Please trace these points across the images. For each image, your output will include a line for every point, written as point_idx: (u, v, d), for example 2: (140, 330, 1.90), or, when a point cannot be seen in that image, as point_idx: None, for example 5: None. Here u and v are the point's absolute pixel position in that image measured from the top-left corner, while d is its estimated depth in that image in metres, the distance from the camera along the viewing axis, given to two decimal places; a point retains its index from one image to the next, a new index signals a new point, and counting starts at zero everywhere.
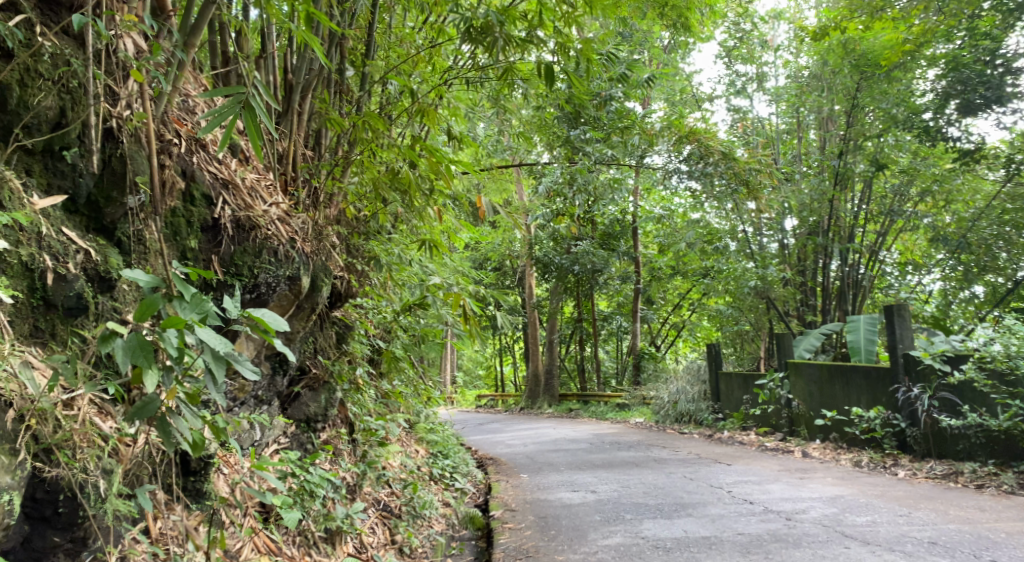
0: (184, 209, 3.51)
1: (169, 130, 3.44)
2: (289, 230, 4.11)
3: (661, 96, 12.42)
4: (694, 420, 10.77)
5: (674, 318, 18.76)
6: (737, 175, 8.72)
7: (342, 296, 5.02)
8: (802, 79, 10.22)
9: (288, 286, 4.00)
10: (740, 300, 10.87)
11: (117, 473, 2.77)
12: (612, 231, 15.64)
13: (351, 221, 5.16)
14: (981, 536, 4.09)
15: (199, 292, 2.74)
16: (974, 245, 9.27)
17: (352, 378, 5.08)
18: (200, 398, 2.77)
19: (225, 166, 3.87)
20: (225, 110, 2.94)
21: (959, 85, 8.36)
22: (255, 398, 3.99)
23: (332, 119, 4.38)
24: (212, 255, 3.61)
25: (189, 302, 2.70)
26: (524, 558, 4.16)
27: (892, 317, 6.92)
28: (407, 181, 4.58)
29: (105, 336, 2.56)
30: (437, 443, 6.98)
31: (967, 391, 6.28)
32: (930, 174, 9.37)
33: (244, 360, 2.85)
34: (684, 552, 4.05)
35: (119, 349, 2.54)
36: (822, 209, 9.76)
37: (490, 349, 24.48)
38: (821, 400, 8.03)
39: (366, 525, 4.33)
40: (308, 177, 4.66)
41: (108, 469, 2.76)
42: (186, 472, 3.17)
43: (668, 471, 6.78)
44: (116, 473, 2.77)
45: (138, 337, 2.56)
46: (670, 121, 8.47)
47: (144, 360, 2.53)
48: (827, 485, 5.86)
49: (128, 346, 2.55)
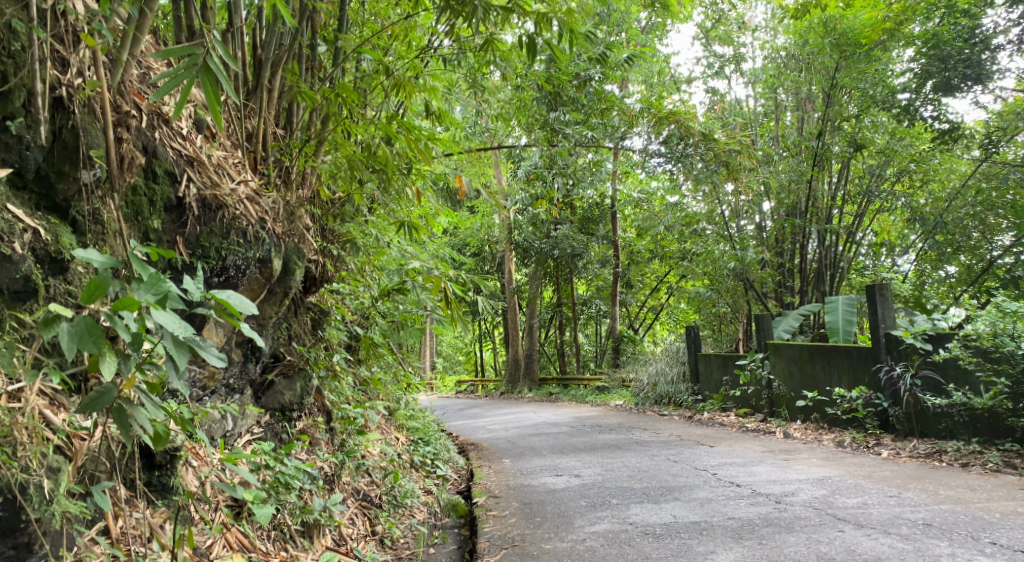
0: (147, 187, 3.32)
1: (127, 102, 3.20)
2: (258, 209, 3.91)
3: (639, 78, 12.23)
4: (673, 402, 10.69)
5: (652, 301, 18.68)
6: (717, 156, 8.54)
7: (318, 280, 4.77)
8: (780, 59, 10.12)
9: (258, 269, 3.81)
10: (718, 281, 10.79)
11: (65, 472, 2.58)
12: (590, 215, 15.32)
13: (325, 203, 4.96)
14: (976, 517, 4.01)
15: (157, 271, 2.54)
16: (950, 225, 9.24)
17: (328, 366, 4.92)
18: (162, 387, 2.57)
19: (189, 142, 3.66)
20: (182, 72, 2.72)
21: (938, 63, 8.26)
22: (225, 387, 3.84)
23: (303, 93, 4.17)
24: (176, 236, 3.43)
25: (146, 282, 2.49)
26: (510, 547, 4.03)
27: (874, 297, 6.83)
28: (383, 158, 4.38)
29: (47, 320, 2.37)
30: (417, 430, 6.81)
31: (950, 369, 6.24)
32: (907, 155, 9.43)
33: (209, 346, 2.65)
34: (675, 538, 3.93)
35: (65, 334, 2.35)
36: (801, 190, 9.66)
37: (468, 336, 24.31)
38: (801, 381, 7.99)
39: (344, 517, 4.18)
40: (279, 157, 4.47)
41: (55, 467, 2.56)
42: (151, 467, 3.01)
43: (651, 454, 6.69)
44: (64, 471, 2.58)
45: (86, 321, 2.37)
46: (649, 102, 8.34)
47: (92, 346, 2.34)
48: (813, 466, 5.79)
49: (74, 331, 2.36)
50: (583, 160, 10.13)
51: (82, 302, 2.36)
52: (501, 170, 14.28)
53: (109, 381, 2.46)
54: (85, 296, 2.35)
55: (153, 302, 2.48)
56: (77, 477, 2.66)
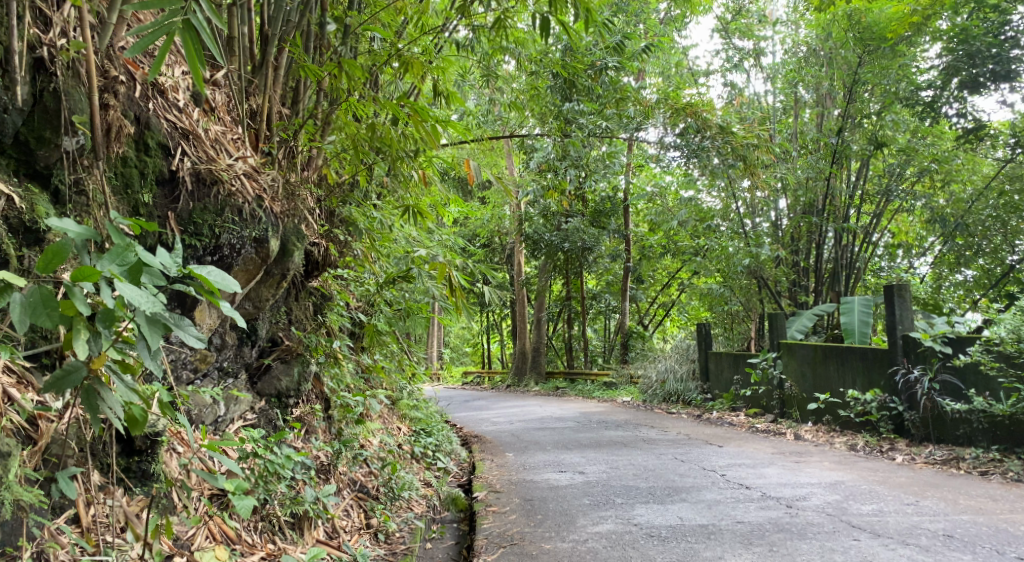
0: (138, 159, 3.19)
1: (116, 67, 3.09)
2: (256, 186, 3.72)
3: (655, 69, 11.89)
4: (682, 399, 10.50)
5: (662, 298, 18.45)
6: (734, 150, 8.22)
7: (320, 264, 4.61)
8: (800, 53, 9.88)
9: (254, 249, 3.62)
10: (732, 278, 10.56)
11: (14, 458, 2.39)
12: (602, 209, 15.07)
13: (331, 185, 4.82)
14: (1000, 529, 3.82)
15: (127, 243, 2.40)
16: (972, 227, 9.04)
17: (329, 352, 4.78)
18: (135, 368, 2.43)
19: (186, 115, 3.51)
20: (164, 24, 2.54)
21: (968, 59, 8.06)
22: (218, 371, 3.72)
23: (307, 67, 3.97)
24: (168, 212, 3.29)
25: (113, 252, 2.36)
26: (509, 545, 3.87)
27: (892, 297, 6.64)
28: (388, 139, 4.18)
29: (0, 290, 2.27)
30: (420, 421, 6.65)
31: (970, 374, 6.02)
32: (928, 153, 9.01)
33: (187, 325, 2.49)
34: (681, 542, 3.75)
35: (16, 304, 2.24)
36: (819, 187, 9.41)
37: (476, 327, 24.12)
38: (814, 382, 7.79)
39: (339, 509, 4.04)
40: (283, 135, 4.28)
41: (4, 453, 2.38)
42: (130, 452, 2.87)
43: (658, 452, 6.51)
44: (15, 457, 2.40)
45: (40, 291, 2.27)
46: (667, 94, 8.08)
47: (44, 320, 2.24)
48: (825, 469, 5.61)
49: (27, 303, 2.25)
50: (596, 151, 9.92)
51: (37, 272, 2.27)
52: (512, 160, 14.08)
53: (78, 359, 2.35)
54: (41, 265, 2.26)
55: (119, 274, 2.34)
56: (36, 463, 2.52)
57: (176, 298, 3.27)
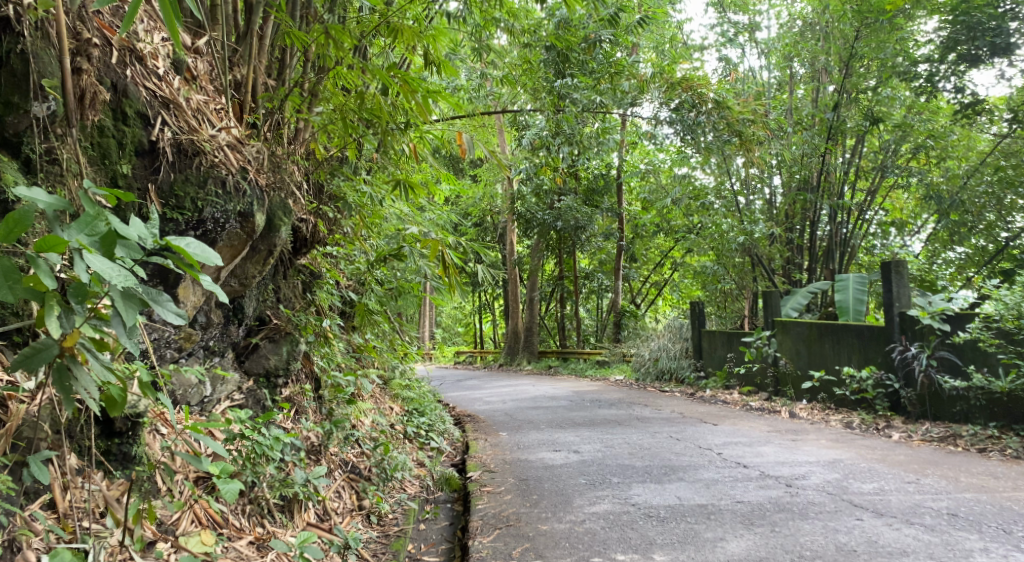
0: (115, 128, 3.09)
1: (89, 29, 2.99)
2: (240, 158, 3.58)
3: (649, 43, 11.73)
4: (674, 377, 10.43)
5: (655, 277, 18.34)
6: (730, 125, 7.82)
7: (308, 240, 4.49)
8: (797, 28, 9.75)
9: (239, 224, 3.45)
10: (725, 256, 10.47)
11: None
12: (595, 187, 14.99)
13: (318, 159, 4.68)
14: (1005, 508, 3.75)
15: (99, 214, 2.29)
16: (967, 203, 8.92)
17: (318, 331, 4.65)
18: (109, 347, 2.32)
19: (167, 84, 3.38)
20: None
21: (967, 31, 7.71)
22: (203, 350, 3.61)
23: (292, 34, 3.82)
24: (148, 184, 3.17)
25: (81, 223, 2.24)
26: (505, 527, 3.78)
27: (890, 274, 6.56)
28: (378, 110, 4.04)
29: None
30: (412, 401, 6.54)
31: (968, 351, 5.97)
32: (924, 130, 8.90)
33: (166, 302, 2.38)
34: (680, 522, 3.67)
35: None
36: (814, 163, 9.28)
37: (468, 307, 23.99)
38: (809, 359, 7.73)
39: (330, 491, 3.94)
40: (268, 106, 4.11)
41: None
42: (110, 434, 2.77)
43: (653, 431, 6.44)
44: None
45: (3, 263, 2.15)
46: (662, 68, 7.83)
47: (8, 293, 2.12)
48: (823, 447, 5.55)
49: None
50: (590, 128, 9.76)
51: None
52: (504, 139, 13.93)
53: (48, 337, 2.23)
54: (4, 235, 2.14)
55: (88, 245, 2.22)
56: (6, 447, 2.38)
57: (158, 274, 3.15)
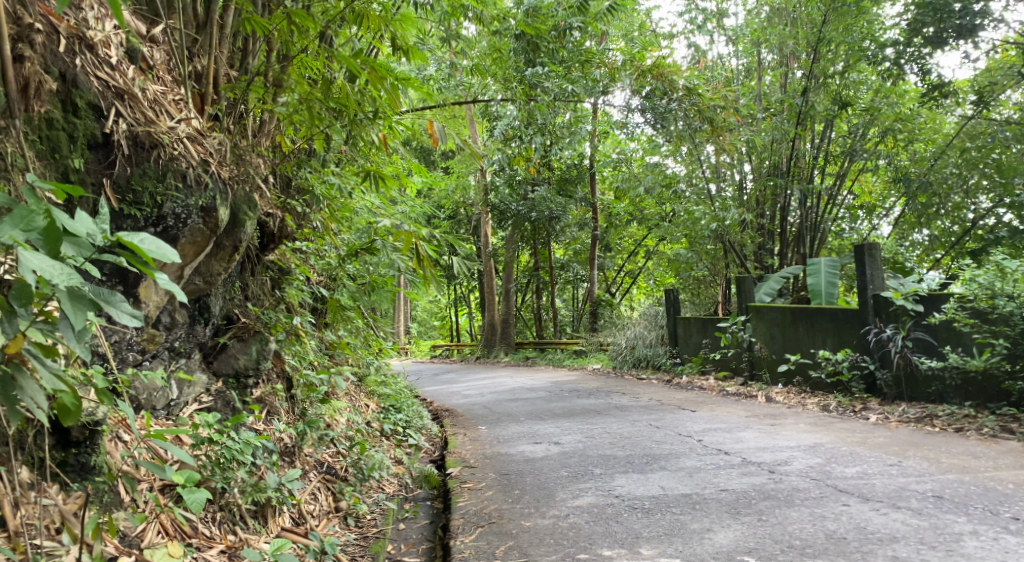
0: (65, 120, 2.94)
1: (31, 14, 2.83)
2: (202, 150, 3.43)
3: (618, 31, 11.66)
4: (651, 365, 10.40)
5: (628, 266, 18.33)
6: (701, 111, 7.83)
7: (276, 236, 4.35)
8: (763, 15, 9.72)
9: (202, 219, 3.31)
10: (698, 243, 10.44)
11: None
12: (568, 176, 14.89)
13: (284, 152, 4.52)
14: (989, 489, 3.73)
15: (38, 208, 2.16)
16: (935, 185, 8.79)
17: (289, 328, 4.52)
18: (58, 352, 2.19)
19: (120, 73, 3.22)
20: None
21: (931, 13, 7.61)
22: (169, 351, 3.46)
23: (254, 21, 3.67)
24: (102, 178, 3.04)
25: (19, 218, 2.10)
26: (487, 525, 3.68)
27: (863, 256, 6.55)
28: (345, 98, 3.89)
29: None
30: (389, 397, 6.43)
31: (943, 331, 5.98)
32: (892, 113, 8.85)
33: (120, 302, 2.23)
34: (666, 514, 3.60)
35: None
36: (784, 149, 9.26)
37: (443, 300, 23.85)
38: (784, 344, 7.72)
39: (305, 493, 3.82)
40: (231, 98, 3.96)
41: None
42: (66, 444, 2.63)
43: (632, 419, 6.38)
44: None
45: None
46: (632, 55, 7.66)
47: None
48: (802, 432, 5.52)
49: None
50: (562, 118, 9.63)
51: None
52: (475, 130, 13.78)
53: None
54: None
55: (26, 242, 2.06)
56: None
57: (115, 273, 3.02)
